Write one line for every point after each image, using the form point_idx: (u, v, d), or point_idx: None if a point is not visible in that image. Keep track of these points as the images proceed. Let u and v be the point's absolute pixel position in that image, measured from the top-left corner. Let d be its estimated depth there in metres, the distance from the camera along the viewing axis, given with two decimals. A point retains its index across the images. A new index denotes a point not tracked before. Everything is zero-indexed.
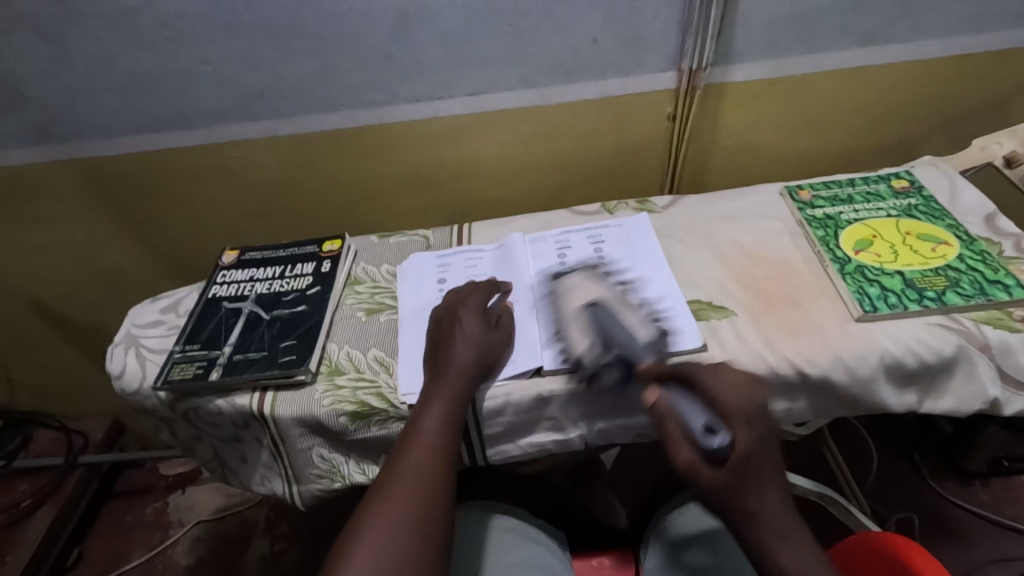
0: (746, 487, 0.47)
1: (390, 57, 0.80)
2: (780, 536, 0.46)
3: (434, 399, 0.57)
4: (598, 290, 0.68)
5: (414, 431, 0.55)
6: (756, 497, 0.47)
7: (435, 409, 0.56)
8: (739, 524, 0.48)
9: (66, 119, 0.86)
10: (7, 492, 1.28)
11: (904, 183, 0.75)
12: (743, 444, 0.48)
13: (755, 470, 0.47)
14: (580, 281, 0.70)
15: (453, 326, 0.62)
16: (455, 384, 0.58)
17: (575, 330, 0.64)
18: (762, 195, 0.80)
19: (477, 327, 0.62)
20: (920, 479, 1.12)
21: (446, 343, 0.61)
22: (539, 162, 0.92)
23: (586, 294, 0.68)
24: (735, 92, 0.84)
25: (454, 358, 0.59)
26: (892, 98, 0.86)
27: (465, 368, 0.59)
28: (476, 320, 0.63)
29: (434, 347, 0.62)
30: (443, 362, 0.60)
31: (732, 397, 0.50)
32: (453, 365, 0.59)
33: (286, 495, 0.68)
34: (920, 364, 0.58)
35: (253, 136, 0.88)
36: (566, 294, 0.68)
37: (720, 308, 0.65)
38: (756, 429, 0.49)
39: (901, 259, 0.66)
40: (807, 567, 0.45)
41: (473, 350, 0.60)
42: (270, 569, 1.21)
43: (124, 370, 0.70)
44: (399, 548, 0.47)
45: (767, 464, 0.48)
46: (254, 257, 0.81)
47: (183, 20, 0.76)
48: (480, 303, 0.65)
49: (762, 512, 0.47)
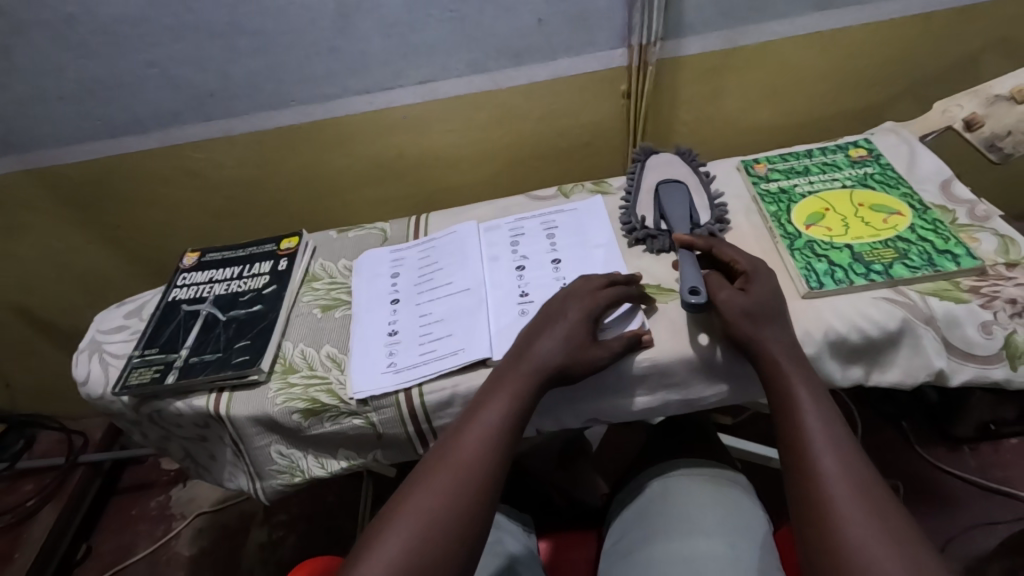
0: (790, 375, 0.52)
1: (335, 51, 0.79)
2: (820, 420, 0.49)
3: (505, 387, 0.55)
4: (686, 172, 0.75)
5: (472, 422, 0.53)
6: (798, 385, 0.52)
7: (501, 402, 0.54)
8: (782, 420, 0.52)
9: (24, 131, 0.86)
10: (14, 492, 1.33)
11: (862, 152, 0.73)
12: (769, 339, 0.54)
13: (791, 354, 0.54)
14: (666, 161, 0.76)
15: (553, 318, 0.59)
16: (530, 375, 0.55)
17: (644, 204, 0.74)
18: (718, 170, 0.78)
19: (583, 321, 0.58)
20: (907, 446, 1.12)
21: (539, 335, 0.58)
22: (498, 147, 0.91)
23: (671, 172, 0.75)
24: (687, 66, 0.82)
25: (541, 349, 0.56)
26: (852, 62, 0.83)
27: (545, 367, 0.55)
28: (581, 320, 0.58)
29: (527, 334, 0.59)
30: (529, 349, 0.57)
31: (743, 259, 0.60)
32: (534, 361, 0.56)
33: (251, 490, 0.70)
34: (864, 339, 0.57)
35: (210, 137, 0.88)
36: (650, 171, 0.76)
37: (669, 291, 0.65)
38: (784, 335, 0.55)
39: (852, 232, 0.64)
40: (839, 465, 0.47)
41: (564, 350, 0.56)
42: (268, 557, 1.25)
43: (89, 376, 0.71)
44: (431, 532, 0.46)
45: (799, 361, 0.54)
46: (214, 258, 0.82)
47: (123, 24, 0.75)
48: (596, 308, 0.59)
49: (804, 414, 0.50)
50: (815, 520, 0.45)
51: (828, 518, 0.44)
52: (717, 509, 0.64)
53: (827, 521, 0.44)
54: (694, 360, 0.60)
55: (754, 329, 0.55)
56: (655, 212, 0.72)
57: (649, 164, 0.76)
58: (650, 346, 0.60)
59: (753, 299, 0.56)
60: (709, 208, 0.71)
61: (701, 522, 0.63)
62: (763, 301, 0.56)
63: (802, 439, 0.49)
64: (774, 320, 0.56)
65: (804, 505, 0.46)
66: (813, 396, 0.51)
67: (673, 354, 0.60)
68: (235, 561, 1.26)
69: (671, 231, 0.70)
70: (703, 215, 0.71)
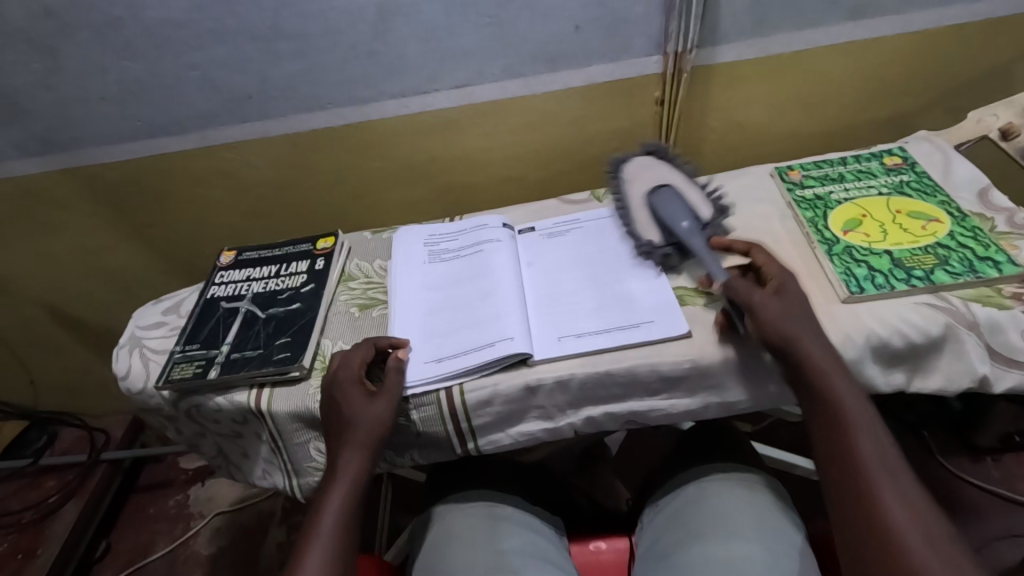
0: (835, 384, 0.52)
1: (372, 54, 0.81)
2: (870, 436, 0.50)
3: (338, 478, 0.58)
4: (668, 173, 0.75)
5: (315, 524, 0.56)
6: (847, 398, 0.52)
7: (334, 498, 0.57)
8: (828, 438, 0.51)
9: (63, 130, 0.88)
10: (36, 488, 1.33)
11: (897, 160, 0.74)
12: (811, 345, 0.54)
13: (834, 364, 0.53)
14: (644, 167, 0.76)
15: (342, 396, 0.60)
16: (354, 462, 0.59)
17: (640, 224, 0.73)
18: (752, 176, 0.79)
19: (361, 394, 0.60)
20: (930, 456, 1.11)
21: (343, 437, 0.59)
22: (529, 152, 0.92)
23: (653, 178, 0.75)
24: (721, 73, 0.83)
25: (353, 432, 0.59)
26: (883, 72, 0.84)
27: (363, 458, 0.59)
28: (356, 393, 0.60)
29: (333, 434, 0.60)
30: (343, 433, 0.59)
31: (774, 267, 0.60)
32: (353, 447, 0.59)
33: (287, 487, 0.70)
34: (907, 343, 0.58)
35: (245, 139, 0.90)
36: (631, 182, 0.76)
37: (706, 295, 0.66)
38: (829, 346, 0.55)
39: (891, 237, 0.65)
40: (897, 492, 0.47)
41: (369, 426, 0.59)
42: (287, 557, 1.25)
43: (129, 370, 0.72)
44: None
45: (841, 369, 0.54)
46: (251, 257, 0.83)
47: (169, 27, 0.77)
48: (360, 373, 0.62)
49: (854, 432, 0.50)
50: (879, 550, 0.45)
51: (893, 551, 0.44)
52: (753, 514, 0.64)
53: (890, 551, 0.45)
54: (737, 363, 0.60)
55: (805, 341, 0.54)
56: (659, 229, 0.71)
57: (627, 176, 0.76)
58: (690, 349, 0.61)
59: (786, 303, 0.56)
60: (705, 205, 0.72)
61: (739, 526, 0.63)
62: (801, 309, 0.57)
63: (858, 459, 0.49)
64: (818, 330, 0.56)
65: (865, 536, 0.46)
66: (862, 409, 0.51)
67: (715, 355, 0.60)
68: (253, 561, 1.26)
69: (683, 244, 0.68)
70: (705, 213, 0.70)
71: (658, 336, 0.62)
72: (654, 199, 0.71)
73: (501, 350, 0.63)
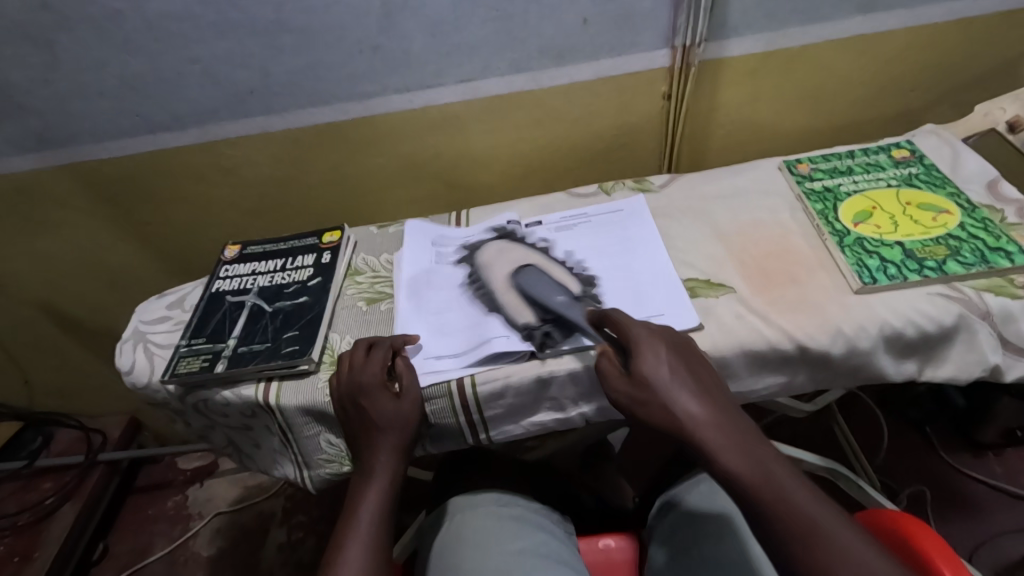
0: (739, 457, 0.48)
1: (378, 48, 0.80)
2: (803, 505, 0.46)
3: (374, 473, 0.59)
4: (525, 254, 0.73)
5: (354, 517, 0.58)
6: (756, 468, 0.48)
7: (372, 494, 0.59)
8: (764, 523, 0.47)
9: (62, 126, 0.87)
10: (32, 490, 1.30)
11: (905, 153, 0.75)
12: (704, 414, 0.50)
13: (736, 435, 0.50)
14: (499, 252, 0.74)
15: (367, 395, 0.59)
16: (389, 459, 0.60)
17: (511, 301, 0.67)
18: (760, 170, 0.79)
19: (387, 393, 0.60)
20: (932, 451, 1.12)
21: (375, 440, 0.60)
22: (536, 147, 0.92)
23: (515, 259, 0.73)
24: (729, 67, 0.83)
25: (384, 431, 0.59)
26: (888, 67, 0.85)
27: (397, 455, 0.60)
28: (383, 395, 0.60)
29: (361, 432, 0.60)
30: (374, 433, 0.59)
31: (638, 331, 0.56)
32: (387, 446, 0.60)
33: (298, 478, 0.70)
34: (920, 334, 0.58)
35: (248, 133, 0.89)
36: (489, 267, 0.73)
37: (718, 286, 0.65)
38: (742, 426, 0.50)
39: (902, 229, 0.65)
40: (848, 560, 0.43)
41: (399, 425, 0.60)
42: (288, 557, 1.24)
43: (134, 365, 0.71)
44: None
45: (746, 436, 0.50)
46: (255, 251, 0.82)
47: (172, 20, 0.76)
48: (383, 372, 0.61)
49: (788, 509, 0.46)
50: None
51: None
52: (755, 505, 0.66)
53: None
54: (751, 355, 0.60)
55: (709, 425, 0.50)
56: (528, 306, 0.66)
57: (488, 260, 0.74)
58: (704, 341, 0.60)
59: (678, 372, 0.53)
60: (573, 279, 0.69)
61: (749, 519, 0.64)
62: (695, 379, 0.53)
63: (802, 538, 0.45)
64: (721, 408, 0.51)
65: None
66: (788, 481, 0.47)
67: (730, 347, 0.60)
68: (254, 562, 1.24)
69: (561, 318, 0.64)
70: (567, 291, 0.67)
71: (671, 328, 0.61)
72: (519, 280, 0.69)
73: (510, 345, 0.62)
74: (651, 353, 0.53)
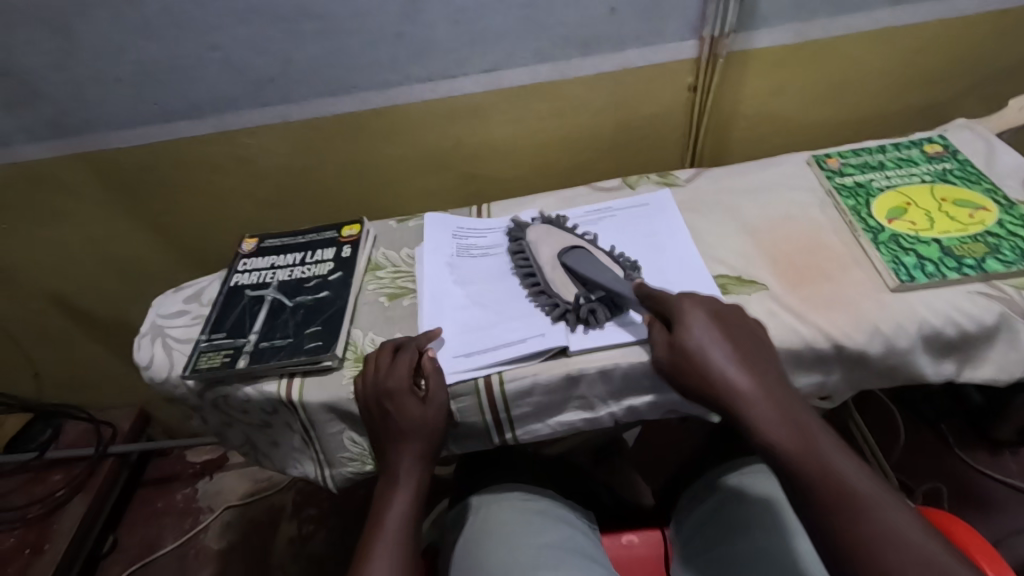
0: (789, 430, 0.49)
1: (401, 36, 0.79)
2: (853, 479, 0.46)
3: (400, 478, 0.59)
4: (569, 236, 0.71)
5: (381, 522, 0.57)
6: (809, 441, 0.48)
7: (399, 498, 0.58)
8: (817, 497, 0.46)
9: (78, 113, 0.85)
10: (42, 483, 1.29)
11: (938, 148, 0.73)
12: (752, 387, 0.51)
13: (783, 405, 0.50)
14: (546, 231, 0.72)
15: (393, 399, 0.58)
16: (415, 463, 0.59)
17: (564, 286, 0.66)
18: (788, 164, 0.78)
19: (414, 398, 0.59)
20: (948, 449, 1.11)
21: (401, 444, 0.59)
22: (556, 140, 0.90)
23: (563, 240, 0.70)
24: (757, 59, 0.82)
25: (411, 436, 0.59)
26: (917, 60, 0.83)
27: (423, 458, 0.60)
28: (410, 399, 0.58)
29: (387, 435, 0.60)
30: (400, 437, 0.59)
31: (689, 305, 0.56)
32: (414, 449, 0.59)
33: (319, 477, 0.69)
34: (960, 333, 0.57)
35: (265, 123, 0.87)
36: (537, 246, 0.71)
37: (749, 283, 0.64)
38: (783, 393, 0.51)
39: (938, 226, 0.64)
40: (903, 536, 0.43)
41: (425, 429, 0.59)
42: (299, 552, 1.23)
43: (152, 360, 0.70)
44: None
45: (793, 409, 0.50)
46: (273, 244, 0.81)
47: (191, 6, 0.75)
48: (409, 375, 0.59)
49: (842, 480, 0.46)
50: None
51: None
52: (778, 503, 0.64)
53: None
54: (785, 354, 0.59)
55: (751, 391, 0.50)
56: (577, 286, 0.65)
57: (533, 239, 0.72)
58: None
59: (733, 342, 0.53)
60: (617, 263, 0.68)
61: (770, 519, 0.62)
62: (745, 351, 0.53)
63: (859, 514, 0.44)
64: (768, 376, 0.52)
65: None
66: (841, 459, 0.47)
67: None
68: (265, 556, 1.24)
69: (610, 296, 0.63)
70: (616, 271, 0.66)
71: None
72: (573, 257, 0.67)
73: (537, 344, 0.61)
74: (693, 319, 0.54)
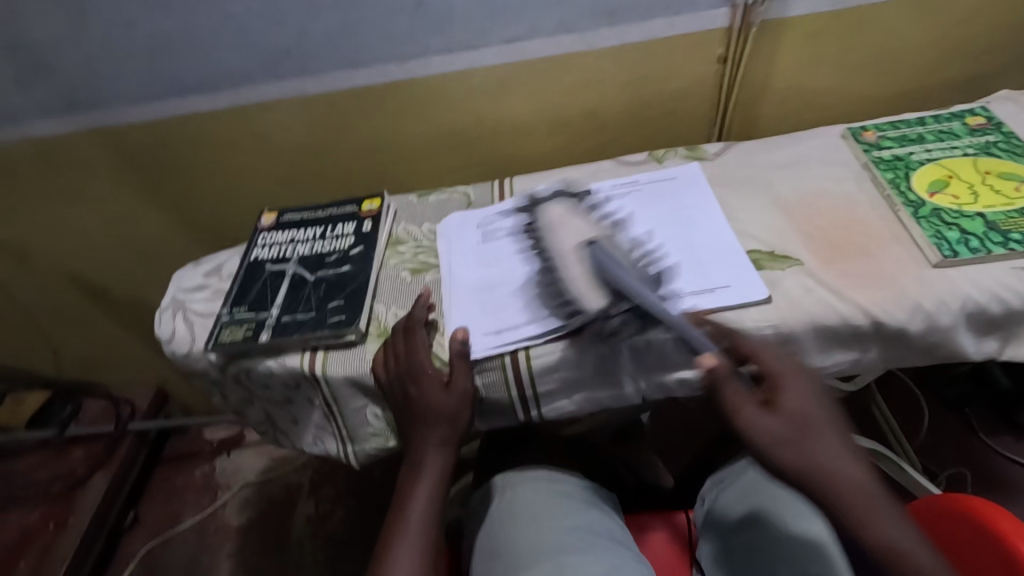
0: (810, 440, 0.48)
1: (419, 6, 0.76)
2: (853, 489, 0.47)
3: (425, 460, 0.58)
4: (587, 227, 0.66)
5: (406, 503, 0.57)
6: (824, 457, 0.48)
7: (425, 479, 0.58)
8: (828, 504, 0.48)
9: (93, 88, 0.84)
10: (63, 459, 1.30)
11: (981, 120, 0.71)
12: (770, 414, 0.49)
13: (804, 422, 0.49)
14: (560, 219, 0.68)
15: (413, 381, 0.58)
16: (439, 446, 0.58)
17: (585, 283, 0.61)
18: (822, 138, 0.75)
19: (434, 381, 0.58)
20: (972, 434, 1.09)
21: (424, 427, 0.58)
22: (580, 114, 0.88)
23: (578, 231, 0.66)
24: (791, 28, 0.79)
25: (431, 419, 0.58)
26: (955, 29, 0.80)
27: (447, 442, 0.59)
28: (432, 381, 0.58)
29: (410, 418, 0.59)
30: (420, 421, 0.58)
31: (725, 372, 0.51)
32: (437, 433, 0.58)
33: (341, 454, 0.68)
34: (1004, 309, 0.55)
35: (282, 97, 0.86)
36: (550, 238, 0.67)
37: (783, 258, 0.62)
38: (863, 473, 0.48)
39: (982, 200, 0.61)
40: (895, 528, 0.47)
41: (447, 411, 0.58)
42: (315, 529, 1.24)
43: (174, 333, 0.70)
44: None
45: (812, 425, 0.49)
46: (293, 219, 0.80)
47: None
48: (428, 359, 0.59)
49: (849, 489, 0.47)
50: None
51: None
52: None
53: None
54: (822, 332, 0.57)
55: (836, 476, 0.47)
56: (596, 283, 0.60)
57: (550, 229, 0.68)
58: (772, 315, 0.57)
59: (786, 399, 0.50)
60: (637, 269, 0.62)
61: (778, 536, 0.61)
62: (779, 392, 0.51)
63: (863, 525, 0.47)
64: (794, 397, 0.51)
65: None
66: (847, 471, 0.48)
67: (800, 321, 0.57)
68: (283, 533, 1.25)
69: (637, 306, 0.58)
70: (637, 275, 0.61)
71: (738, 301, 0.58)
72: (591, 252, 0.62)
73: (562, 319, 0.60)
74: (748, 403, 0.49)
